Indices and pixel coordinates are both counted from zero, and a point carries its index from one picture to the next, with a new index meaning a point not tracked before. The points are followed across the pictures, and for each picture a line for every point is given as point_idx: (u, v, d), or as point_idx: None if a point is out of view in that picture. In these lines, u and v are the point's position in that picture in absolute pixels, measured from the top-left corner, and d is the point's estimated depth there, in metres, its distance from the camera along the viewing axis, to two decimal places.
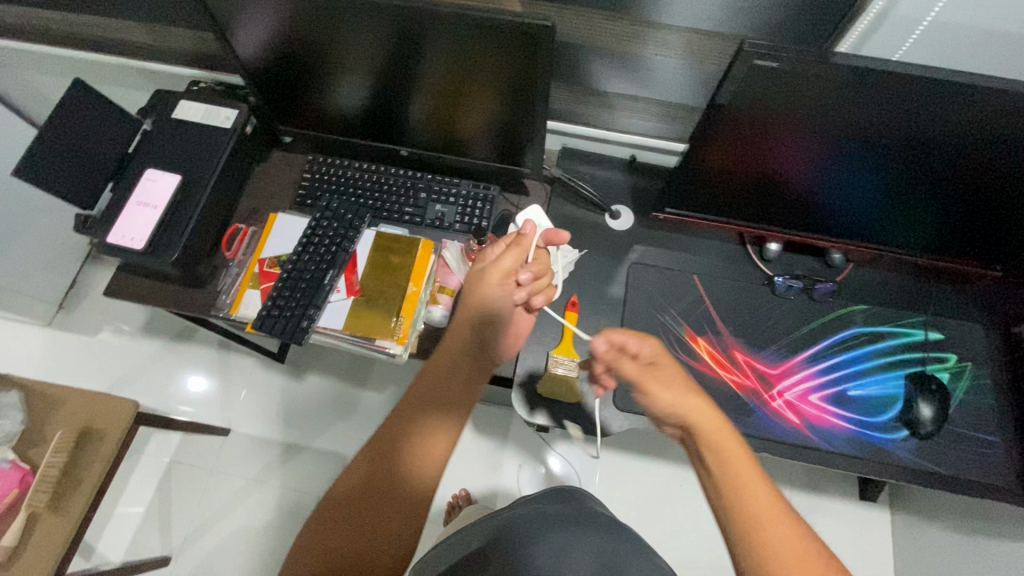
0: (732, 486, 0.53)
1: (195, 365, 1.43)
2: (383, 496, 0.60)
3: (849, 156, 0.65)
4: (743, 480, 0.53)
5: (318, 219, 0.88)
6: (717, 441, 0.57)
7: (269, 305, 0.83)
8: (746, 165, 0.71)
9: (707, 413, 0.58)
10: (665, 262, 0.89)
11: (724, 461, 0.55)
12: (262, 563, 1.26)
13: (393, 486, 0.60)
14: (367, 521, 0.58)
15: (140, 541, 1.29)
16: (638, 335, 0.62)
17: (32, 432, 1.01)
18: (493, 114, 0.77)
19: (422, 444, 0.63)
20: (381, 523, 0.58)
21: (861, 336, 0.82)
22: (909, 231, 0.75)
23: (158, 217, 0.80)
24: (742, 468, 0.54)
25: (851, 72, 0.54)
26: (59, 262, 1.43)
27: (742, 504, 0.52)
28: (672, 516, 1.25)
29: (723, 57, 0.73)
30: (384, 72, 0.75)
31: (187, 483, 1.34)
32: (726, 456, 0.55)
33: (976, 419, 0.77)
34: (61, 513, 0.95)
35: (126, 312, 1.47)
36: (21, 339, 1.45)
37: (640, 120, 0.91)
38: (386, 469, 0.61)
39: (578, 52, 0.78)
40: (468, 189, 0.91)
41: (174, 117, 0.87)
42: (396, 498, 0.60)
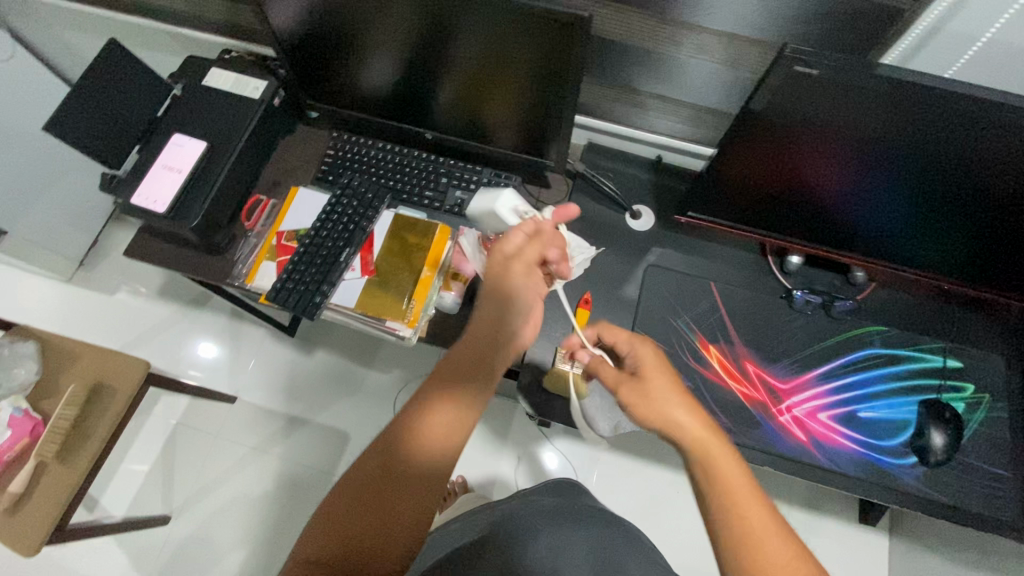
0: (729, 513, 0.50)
1: (208, 331, 1.45)
2: (405, 483, 0.56)
3: (881, 173, 0.63)
4: (744, 508, 0.50)
5: (339, 196, 0.88)
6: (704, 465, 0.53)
7: (284, 277, 0.83)
8: (775, 174, 0.69)
9: (701, 432, 0.54)
10: (682, 267, 0.88)
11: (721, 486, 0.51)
12: (259, 530, 1.29)
13: (415, 473, 0.57)
14: (387, 509, 0.54)
15: (142, 499, 1.32)
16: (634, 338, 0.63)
17: (46, 383, 1.04)
18: (522, 103, 0.76)
19: (448, 425, 0.59)
20: (401, 513, 0.55)
21: (877, 358, 0.80)
22: (938, 254, 0.73)
23: (181, 181, 0.81)
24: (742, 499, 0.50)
25: (893, 85, 0.52)
26: (83, 220, 1.46)
27: (743, 534, 0.49)
28: (668, 522, 1.25)
29: (760, 63, 0.72)
30: (415, 53, 0.74)
31: (192, 446, 1.37)
32: (725, 480, 0.51)
33: (989, 452, 0.75)
34: (68, 465, 0.97)
35: (144, 274, 1.49)
36: (42, 292, 1.48)
37: (669, 121, 0.89)
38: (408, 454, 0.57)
39: (612, 48, 0.77)
40: (489, 177, 0.90)
41: (204, 84, 0.88)
42: (416, 487, 0.56)
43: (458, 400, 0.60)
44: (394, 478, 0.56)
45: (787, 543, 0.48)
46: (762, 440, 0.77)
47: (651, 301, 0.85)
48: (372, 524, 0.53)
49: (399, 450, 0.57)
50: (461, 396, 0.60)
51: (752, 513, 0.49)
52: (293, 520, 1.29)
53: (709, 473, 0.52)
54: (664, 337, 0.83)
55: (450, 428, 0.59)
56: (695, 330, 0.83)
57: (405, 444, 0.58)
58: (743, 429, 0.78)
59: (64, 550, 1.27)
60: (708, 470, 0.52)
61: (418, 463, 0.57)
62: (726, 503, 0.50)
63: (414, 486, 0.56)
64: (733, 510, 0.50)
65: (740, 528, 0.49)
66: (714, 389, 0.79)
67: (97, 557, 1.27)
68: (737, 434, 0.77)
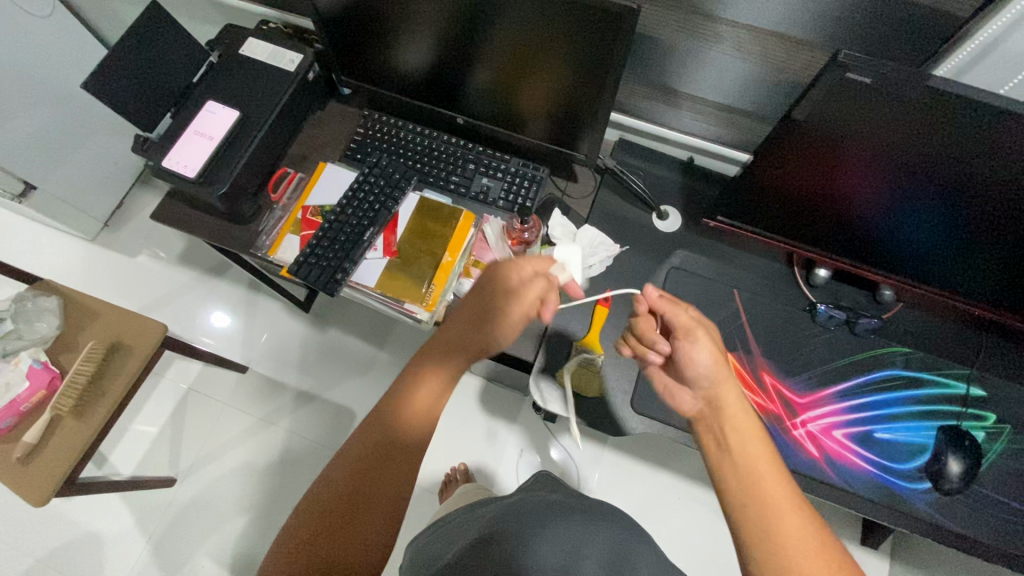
0: (749, 485, 0.51)
1: (224, 300, 1.46)
2: (374, 495, 0.56)
3: (921, 190, 0.61)
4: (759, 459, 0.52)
5: (366, 174, 0.88)
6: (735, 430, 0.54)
7: (307, 252, 0.83)
8: (810, 184, 0.68)
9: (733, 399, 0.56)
10: (706, 272, 0.86)
11: (748, 464, 0.52)
12: (261, 501, 1.30)
13: (380, 489, 0.57)
14: (352, 522, 0.55)
15: (150, 459, 1.34)
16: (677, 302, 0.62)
17: (66, 338, 1.05)
18: (557, 94, 0.75)
19: (412, 426, 0.61)
20: (366, 524, 0.55)
21: (898, 380, 0.79)
22: (974, 277, 0.71)
23: (212, 149, 0.81)
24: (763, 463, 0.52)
25: (941, 99, 0.50)
26: (110, 181, 1.48)
27: (766, 511, 0.49)
28: (666, 527, 1.24)
29: (805, 70, 0.70)
30: (453, 33, 0.73)
31: (201, 413, 1.38)
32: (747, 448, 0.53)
33: (1007, 485, 0.73)
34: (83, 420, 0.99)
35: (165, 239, 1.51)
36: (66, 250, 1.51)
37: (705, 123, 0.88)
38: (378, 470, 0.58)
39: (654, 45, 0.76)
40: (517, 167, 0.89)
41: (241, 53, 0.88)
42: (379, 499, 0.56)
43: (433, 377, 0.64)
44: (357, 494, 0.56)
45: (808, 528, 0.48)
46: (773, 453, 0.76)
47: None
48: (337, 539, 0.53)
49: (370, 465, 0.58)
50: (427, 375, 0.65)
51: (777, 494, 0.50)
52: (295, 494, 1.31)
53: (736, 446, 0.53)
54: None
55: (417, 422, 0.61)
56: None
57: (367, 457, 0.58)
58: None
59: (70, 503, 1.30)
60: (740, 453, 0.53)
61: (379, 474, 0.58)
62: (750, 478, 0.51)
63: (379, 497, 0.56)
64: (749, 488, 0.51)
65: (765, 504, 0.49)
66: None
67: (102, 512, 1.29)
68: None
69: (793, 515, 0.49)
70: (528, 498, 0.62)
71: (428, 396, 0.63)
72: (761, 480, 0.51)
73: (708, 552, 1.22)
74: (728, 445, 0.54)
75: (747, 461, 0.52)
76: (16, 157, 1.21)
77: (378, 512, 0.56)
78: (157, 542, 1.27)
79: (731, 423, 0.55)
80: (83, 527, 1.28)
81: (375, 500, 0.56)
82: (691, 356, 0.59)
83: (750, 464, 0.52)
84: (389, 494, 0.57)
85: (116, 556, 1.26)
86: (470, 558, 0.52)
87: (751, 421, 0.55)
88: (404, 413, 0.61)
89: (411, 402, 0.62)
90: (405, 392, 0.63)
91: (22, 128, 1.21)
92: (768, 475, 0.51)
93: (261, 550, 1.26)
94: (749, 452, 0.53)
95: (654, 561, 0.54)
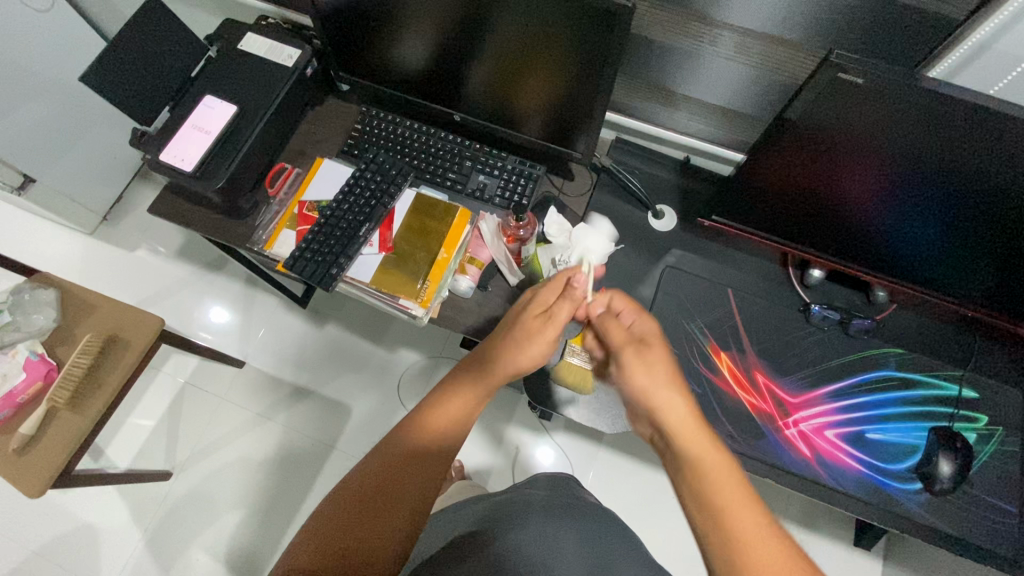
0: (702, 496, 0.51)
1: (222, 295, 1.46)
2: (395, 491, 0.56)
3: (913, 192, 0.62)
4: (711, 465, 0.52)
5: (363, 170, 0.88)
6: (688, 446, 0.54)
7: (303, 247, 0.84)
8: (804, 185, 0.68)
9: (679, 408, 0.57)
10: (701, 271, 0.87)
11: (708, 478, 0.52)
12: (257, 496, 1.31)
13: (400, 486, 0.57)
14: (373, 520, 0.54)
15: (146, 453, 1.34)
16: (634, 308, 0.66)
17: (63, 330, 1.06)
18: (554, 92, 0.75)
19: (443, 435, 0.62)
20: (385, 525, 0.54)
21: (890, 381, 0.79)
22: (968, 279, 0.71)
23: (209, 143, 0.82)
24: (709, 463, 0.53)
25: (934, 100, 0.51)
26: (109, 174, 1.48)
27: (722, 525, 0.49)
28: (660, 525, 1.24)
29: (799, 71, 0.70)
30: (450, 30, 0.73)
31: (198, 407, 1.39)
32: (695, 450, 0.54)
33: (998, 487, 0.73)
34: (77, 412, 0.99)
35: (164, 233, 1.51)
36: (65, 242, 1.51)
37: (701, 123, 0.88)
38: (401, 470, 0.58)
39: (649, 45, 0.76)
40: (514, 165, 0.89)
41: (240, 48, 0.88)
42: (402, 496, 0.56)
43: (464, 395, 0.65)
44: (383, 492, 0.56)
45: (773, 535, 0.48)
46: (765, 451, 0.76)
47: (665, 303, 0.84)
48: (356, 534, 0.52)
49: (390, 464, 0.58)
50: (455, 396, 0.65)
51: (721, 483, 0.51)
52: (291, 489, 1.31)
53: (692, 459, 0.53)
54: (676, 340, 0.82)
55: (445, 431, 0.62)
56: (707, 337, 0.82)
57: (394, 458, 0.59)
58: (747, 439, 0.77)
59: (67, 495, 1.30)
60: (693, 467, 0.53)
61: (403, 477, 0.57)
62: (695, 474, 0.52)
63: (401, 501, 0.56)
64: (707, 504, 0.51)
65: (708, 501, 0.51)
66: (721, 397, 0.79)
67: (98, 505, 1.30)
68: (742, 443, 0.77)
69: (755, 529, 0.48)
70: (520, 495, 0.62)
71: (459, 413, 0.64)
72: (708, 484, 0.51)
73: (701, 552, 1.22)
74: (683, 458, 0.54)
75: (699, 470, 0.52)
76: (15, 150, 1.21)
77: (399, 516, 0.55)
78: (153, 535, 1.28)
79: (682, 433, 0.55)
80: (79, 520, 1.29)
81: (398, 504, 0.55)
82: (633, 367, 0.60)
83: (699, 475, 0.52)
84: (411, 500, 0.56)
85: (112, 548, 1.27)
86: (460, 554, 0.52)
87: (701, 432, 0.55)
88: (434, 423, 0.62)
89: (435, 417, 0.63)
90: (434, 407, 0.64)
91: (23, 121, 1.21)
92: (719, 481, 0.51)
93: (258, 546, 1.27)
94: (706, 455, 0.53)
95: (641, 559, 0.55)
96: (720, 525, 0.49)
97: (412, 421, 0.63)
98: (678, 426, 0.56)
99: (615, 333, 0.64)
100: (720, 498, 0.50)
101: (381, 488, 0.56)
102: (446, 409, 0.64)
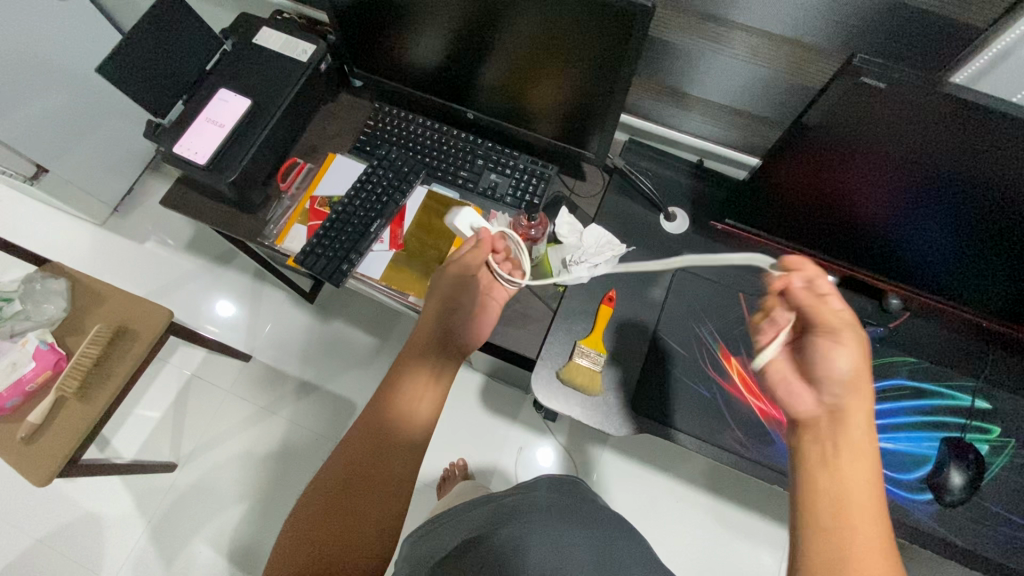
0: (832, 501, 0.48)
1: (230, 289, 1.47)
2: (367, 479, 0.58)
3: (930, 199, 0.61)
4: (860, 494, 0.47)
5: (375, 166, 0.88)
6: (850, 470, 0.48)
7: (314, 242, 0.83)
8: (819, 189, 0.67)
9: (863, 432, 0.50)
10: (712, 274, 0.86)
11: (844, 488, 0.48)
12: (260, 491, 1.31)
13: (372, 473, 0.59)
14: (351, 513, 0.56)
15: (152, 444, 1.35)
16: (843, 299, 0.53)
17: (73, 320, 1.06)
18: (568, 91, 0.75)
19: (406, 409, 0.64)
20: (366, 511, 0.56)
21: (901, 390, 0.78)
22: (985, 289, 0.70)
23: (223, 136, 0.82)
24: (859, 492, 0.48)
25: (958, 106, 0.50)
26: (122, 166, 1.49)
27: (840, 535, 0.46)
28: (664, 530, 1.24)
29: (817, 76, 0.70)
30: (465, 27, 0.73)
31: (203, 400, 1.39)
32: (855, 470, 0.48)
33: (1009, 499, 0.73)
34: (86, 402, 1.00)
35: (174, 226, 1.52)
36: (75, 233, 1.52)
37: (715, 127, 0.88)
38: (370, 459, 0.60)
39: (666, 48, 0.76)
40: (526, 164, 0.89)
41: (255, 42, 0.88)
42: (375, 482, 0.58)
43: (415, 368, 0.68)
44: (355, 483, 0.58)
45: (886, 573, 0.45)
46: (774, 458, 0.76)
47: (676, 306, 0.84)
48: (339, 528, 0.54)
49: (360, 456, 0.60)
50: (411, 376, 0.67)
51: (863, 518, 0.46)
52: (294, 485, 1.31)
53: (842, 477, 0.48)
54: (686, 343, 0.82)
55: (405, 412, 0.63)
56: (717, 341, 0.82)
57: (365, 446, 0.60)
58: (755, 445, 0.77)
59: (72, 484, 1.31)
60: (838, 479, 0.48)
61: (379, 460, 0.60)
62: (837, 500, 0.47)
63: (376, 486, 0.58)
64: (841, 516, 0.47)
65: (836, 524, 0.47)
66: (730, 402, 0.79)
67: (102, 495, 1.30)
68: (751, 449, 0.76)
69: (872, 566, 0.45)
70: (526, 497, 0.62)
71: (416, 388, 0.66)
72: (847, 513, 0.47)
73: (705, 557, 1.21)
74: (835, 472, 0.49)
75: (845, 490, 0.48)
76: (30, 140, 1.22)
77: (379, 502, 0.56)
78: (156, 528, 1.28)
79: (855, 455, 0.49)
80: (84, 509, 1.29)
81: (372, 490, 0.57)
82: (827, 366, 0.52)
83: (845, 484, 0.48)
84: (390, 482, 0.58)
85: (115, 539, 1.27)
86: (466, 555, 0.52)
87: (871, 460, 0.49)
88: (397, 399, 0.65)
89: (396, 400, 0.65)
90: (390, 385, 0.67)
91: (39, 111, 1.21)
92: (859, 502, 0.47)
93: (260, 540, 1.27)
94: (855, 475, 0.48)
95: (649, 564, 0.54)
96: (835, 533, 0.46)
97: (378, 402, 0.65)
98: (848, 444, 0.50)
99: (828, 316, 0.53)
100: (853, 514, 0.47)
101: (357, 479, 0.58)
102: (405, 390, 0.65)
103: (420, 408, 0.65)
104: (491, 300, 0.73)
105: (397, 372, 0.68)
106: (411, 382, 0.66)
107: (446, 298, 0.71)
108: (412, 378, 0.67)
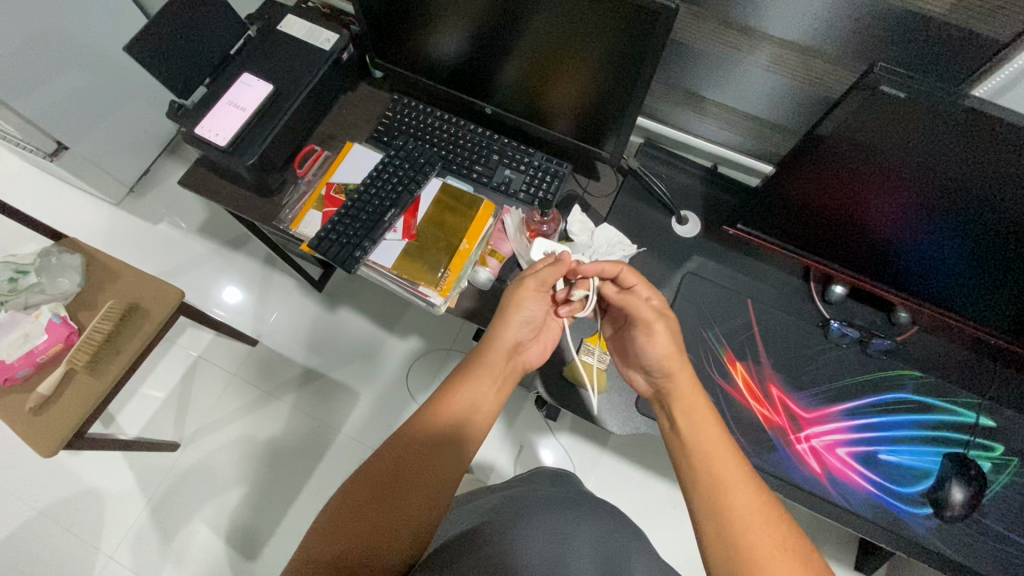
0: (699, 447, 0.59)
1: (240, 273, 1.48)
2: (409, 477, 0.58)
3: (940, 215, 0.61)
4: (710, 434, 0.60)
5: (391, 156, 0.89)
6: (691, 409, 0.63)
7: (329, 228, 0.84)
8: (830, 200, 0.68)
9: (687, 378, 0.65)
10: (722, 279, 0.87)
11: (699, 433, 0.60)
12: (261, 474, 1.32)
13: (415, 472, 0.59)
14: (389, 508, 0.55)
15: (156, 422, 1.36)
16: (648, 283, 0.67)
17: (86, 295, 1.07)
18: (587, 90, 0.75)
19: (462, 414, 0.65)
20: (408, 512, 0.55)
21: (907, 404, 0.78)
22: (995, 308, 0.70)
23: (244, 120, 0.83)
24: (709, 431, 0.60)
25: (976, 121, 0.50)
26: (140, 146, 1.51)
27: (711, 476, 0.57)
28: (660, 533, 1.24)
29: (836, 85, 0.70)
30: (488, 23, 0.74)
31: (209, 381, 1.40)
32: (703, 438, 0.60)
33: (1010, 519, 0.72)
34: (95, 376, 1.01)
35: (188, 208, 1.54)
36: (91, 211, 1.54)
37: (730, 133, 0.89)
38: (415, 458, 0.60)
39: (685, 53, 0.77)
40: (541, 161, 0.89)
41: (279, 30, 0.90)
42: (418, 483, 0.58)
43: (477, 379, 0.67)
44: (395, 480, 0.57)
45: (758, 498, 0.55)
46: (775, 465, 0.76)
47: (684, 309, 0.84)
48: (379, 522, 0.54)
49: (405, 455, 0.60)
50: (472, 385, 0.67)
51: (717, 449, 0.59)
52: (294, 471, 1.32)
53: (701, 448, 0.59)
54: (692, 346, 0.82)
55: (460, 415, 0.65)
56: (724, 345, 0.82)
57: (414, 445, 0.61)
58: (757, 450, 0.77)
59: (76, 458, 1.33)
60: (700, 447, 0.59)
61: (428, 461, 0.60)
62: (696, 445, 0.59)
63: (416, 487, 0.57)
64: (710, 476, 0.57)
65: (706, 463, 0.58)
66: (734, 405, 0.79)
67: (106, 470, 1.32)
68: (753, 454, 0.77)
69: (747, 495, 0.55)
70: (528, 490, 0.62)
71: (478, 395, 0.67)
72: (709, 452, 0.58)
73: (700, 564, 1.21)
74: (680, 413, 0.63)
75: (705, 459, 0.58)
76: (52, 116, 1.24)
77: (420, 503, 0.56)
78: (156, 506, 1.29)
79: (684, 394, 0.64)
80: (86, 484, 1.31)
81: (413, 488, 0.57)
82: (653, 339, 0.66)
83: (708, 460, 0.58)
84: (433, 484, 0.58)
85: (116, 516, 1.28)
86: (468, 546, 0.52)
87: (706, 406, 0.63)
88: (452, 404, 0.65)
89: (450, 401, 0.65)
90: (449, 392, 0.66)
91: (63, 87, 1.23)
92: (730, 474, 0.57)
93: (259, 524, 1.28)
94: (703, 422, 0.61)
95: (647, 561, 0.54)
96: (705, 471, 0.57)
97: (433, 408, 0.65)
98: (700, 425, 0.61)
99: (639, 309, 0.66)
100: (715, 451, 0.59)
101: (399, 476, 0.58)
102: (467, 395, 0.66)
103: (475, 419, 0.66)
104: (553, 323, 0.76)
105: (456, 378, 0.68)
106: (473, 391, 0.66)
107: (517, 310, 0.69)
108: (476, 384, 0.67)
